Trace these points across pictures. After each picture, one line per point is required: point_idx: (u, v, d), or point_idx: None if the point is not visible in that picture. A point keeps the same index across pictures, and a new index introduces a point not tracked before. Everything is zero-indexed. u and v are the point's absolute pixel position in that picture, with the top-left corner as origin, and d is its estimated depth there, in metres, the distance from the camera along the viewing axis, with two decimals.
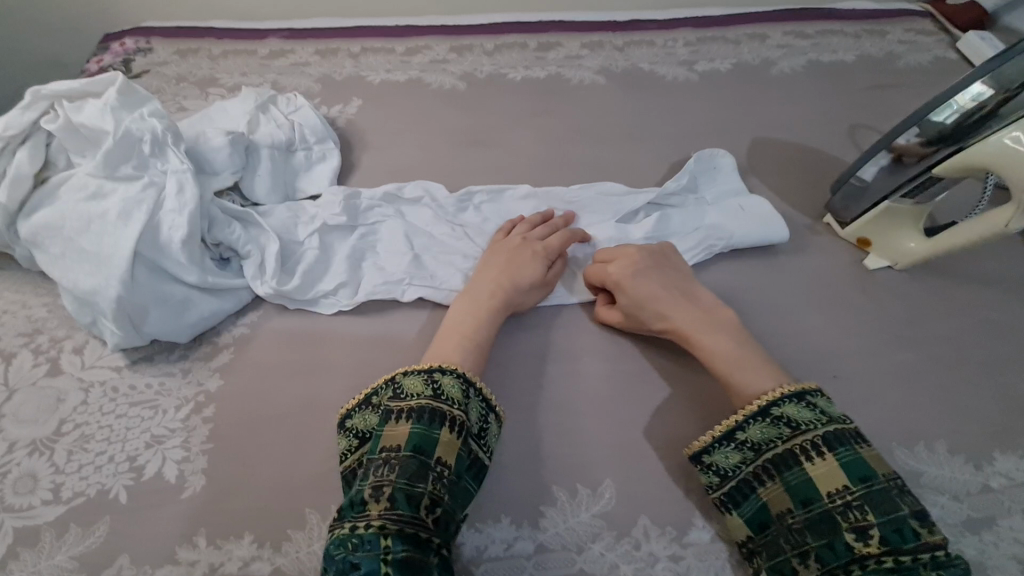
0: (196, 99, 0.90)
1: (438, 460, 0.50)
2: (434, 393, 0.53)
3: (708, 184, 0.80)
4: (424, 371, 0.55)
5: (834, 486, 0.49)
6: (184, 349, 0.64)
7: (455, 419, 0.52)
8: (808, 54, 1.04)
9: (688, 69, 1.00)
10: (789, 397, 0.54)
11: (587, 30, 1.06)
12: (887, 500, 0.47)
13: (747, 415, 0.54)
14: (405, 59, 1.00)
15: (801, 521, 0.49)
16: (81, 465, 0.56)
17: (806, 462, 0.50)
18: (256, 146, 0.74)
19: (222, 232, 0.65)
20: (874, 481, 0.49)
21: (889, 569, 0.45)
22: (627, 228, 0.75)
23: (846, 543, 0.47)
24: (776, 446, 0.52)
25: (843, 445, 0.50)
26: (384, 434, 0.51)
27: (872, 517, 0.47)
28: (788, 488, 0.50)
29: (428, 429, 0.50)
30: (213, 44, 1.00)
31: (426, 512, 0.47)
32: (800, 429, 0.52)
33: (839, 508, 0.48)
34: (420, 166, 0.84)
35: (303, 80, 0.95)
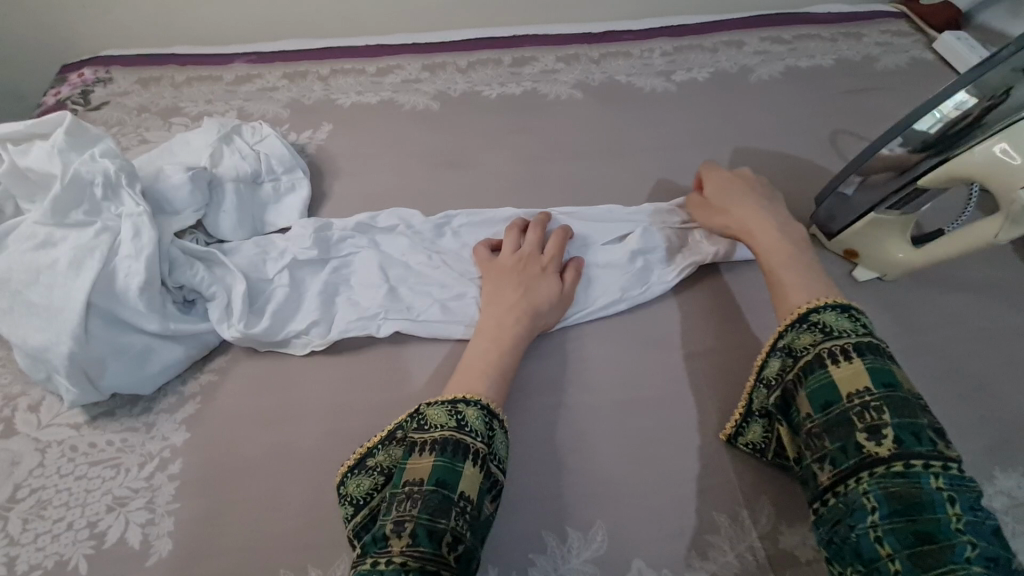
0: (159, 130, 0.87)
1: (462, 494, 0.47)
2: (458, 425, 0.50)
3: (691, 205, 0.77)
4: (446, 402, 0.52)
5: (855, 388, 0.47)
6: (148, 401, 0.60)
7: (479, 451, 0.49)
8: (786, 60, 1.03)
9: (666, 79, 0.99)
10: (830, 308, 0.53)
11: (562, 43, 1.04)
12: (908, 406, 0.46)
13: (788, 324, 0.54)
14: (376, 80, 0.97)
15: (820, 425, 0.48)
16: (37, 534, 0.52)
17: (832, 365, 0.49)
18: (220, 180, 0.71)
19: (183, 274, 0.62)
20: (898, 388, 0.47)
21: (896, 474, 0.43)
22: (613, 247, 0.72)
23: (857, 445, 0.45)
24: (806, 352, 0.51)
25: (874, 355, 0.49)
26: (407, 467, 0.48)
27: (889, 418, 0.45)
28: (810, 394, 0.49)
29: (452, 461, 0.48)
30: (176, 71, 0.96)
31: (448, 549, 0.44)
32: (834, 336, 0.50)
33: (856, 409, 0.46)
34: (395, 192, 0.81)
35: (270, 106, 0.92)
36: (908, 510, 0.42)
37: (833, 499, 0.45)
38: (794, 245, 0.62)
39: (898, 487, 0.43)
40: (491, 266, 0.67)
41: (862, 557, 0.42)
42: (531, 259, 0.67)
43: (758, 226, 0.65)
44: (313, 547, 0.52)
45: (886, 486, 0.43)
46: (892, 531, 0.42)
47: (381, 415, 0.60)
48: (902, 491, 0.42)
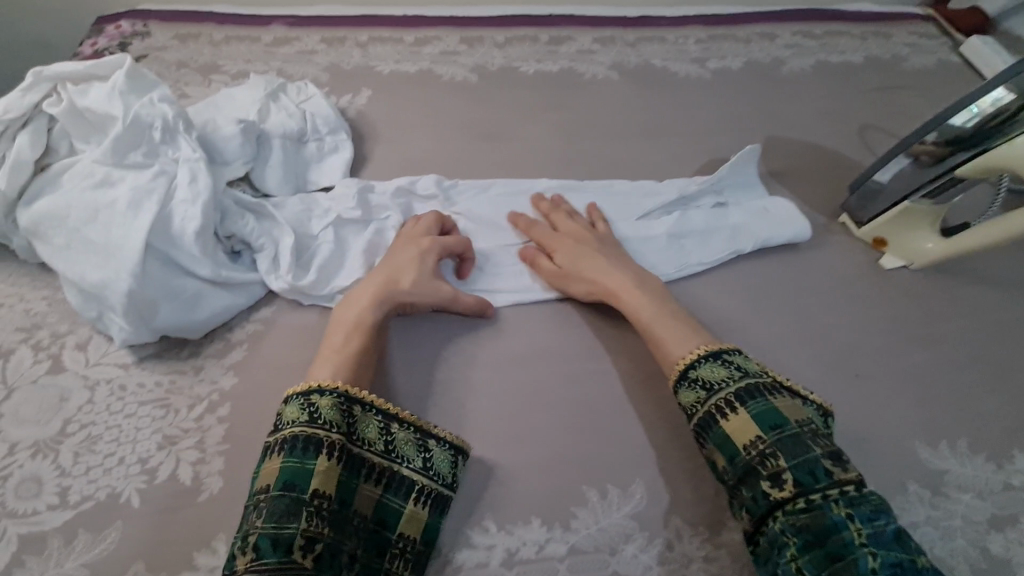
0: (199, 86, 0.87)
1: (314, 492, 0.46)
2: (310, 420, 0.49)
3: (739, 189, 0.79)
4: (298, 396, 0.51)
5: (748, 438, 0.50)
6: (195, 346, 0.61)
7: (332, 444, 0.48)
8: (817, 54, 1.04)
9: (701, 66, 1.00)
10: (705, 358, 0.55)
11: (597, 25, 1.05)
12: (799, 443, 0.48)
13: (675, 380, 0.56)
14: (414, 50, 0.97)
15: (732, 478, 0.50)
16: (89, 467, 0.53)
17: (722, 420, 0.51)
18: (267, 136, 0.71)
19: (235, 224, 0.63)
20: (786, 427, 0.49)
21: (801, 509, 0.46)
22: (647, 225, 0.74)
23: (764, 493, 0.48)
24: (695, 409, 0.53)
25: (754, 398, 0.51)
26: (260, 473, 0.48)
27: (784, 461, 0.48)
28: (714, 447, 0.51)
29: (301, 461, 0.47)
30: (214, 29, 0.96)
31: (301, 553, 0.44)
32: (714, 388, 0.53)
33: (755, 459, 0.49)
34: (435, 159, 0.82)
35: (309, 69, 0.92)
36: (818, 538, 0.44)
37: (760, 540, 0.48)
38: (661, 296, 0.62)
39: (803, 520, 0.45)
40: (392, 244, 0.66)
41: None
42: (409, 239, 0.65)
43: (621, 283, 0.63)
44: None
45: (794, 521, 0.46)
46: (810, 560, 0.44)
47: (424, 369, 0.61)
48: (807, 523, 0.45)
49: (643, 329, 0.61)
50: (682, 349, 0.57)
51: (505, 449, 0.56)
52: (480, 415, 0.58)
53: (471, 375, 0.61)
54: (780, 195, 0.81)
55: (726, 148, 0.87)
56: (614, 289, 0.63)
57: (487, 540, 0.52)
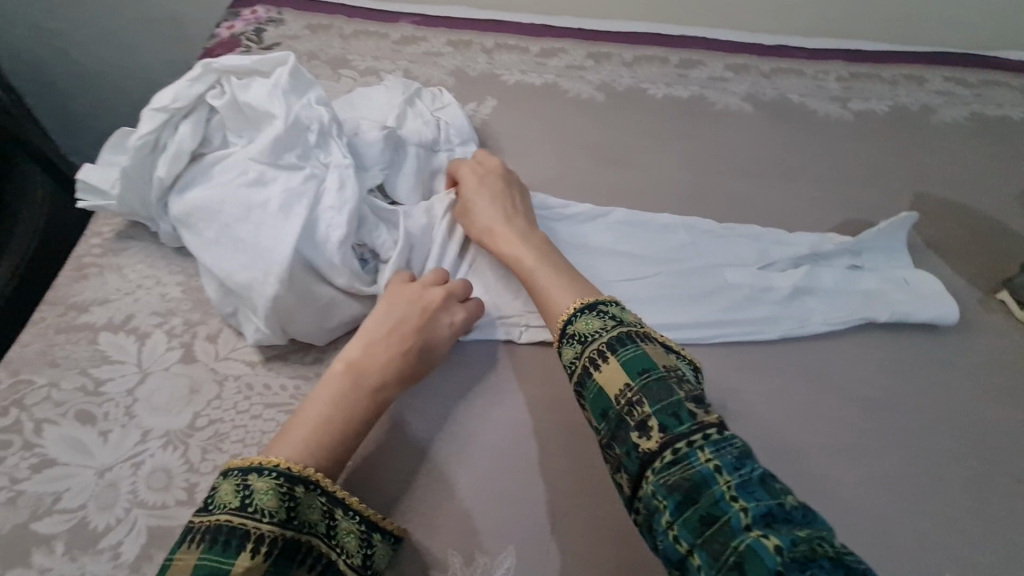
0: (329, 79, 0.87)
1: None
2: (245, 502, 0.42)
3: (881, 255, 0.73)
4: (238, 472, 0.44)
5: (619, 386, 0.46)
6: (319, 352, 0.60)
7: (267, 533, 0.42)
8: (971, 104, 0.96)
9: (841, 106, 0.93)
10: (582, 311, 0.53)
11: (730, 51, 1.00)
12: (665, 388, 0.44)
13: (561, 339, 0.52)
14: (540, 61, 0.95)
15: (607, 435, 0.45)
16: (215, 466, 0.53)
17: (596, 372, 0.48)
18: (403, 143, 0.70)
19: (370, 233, 0.61)
20: (653, 372, 0.45)
21: (670, 463, 0.41)
22: (769, 276, 0.70)
23: (633, 445, 0.43)
24: (574, 365, 0.50)
25: (626, 346, 0.48)
26: (168, 567, 0.40)
27: (648, 407, 0.44)
28: (590, 404, 0.47)
29: (222, 558, 0.40)
30: (344, 22, 0.96)
31: None
32: (588, 341, 0.50)
33: (624, 408, 0.45)
34: (558, 180, 0.79)
35: (435, 71, 0.91)
36: (689, 495, 0.39)
37: (637, 507, 0.42)
38: (542, 246, 0.62)
39: (675, 477, 0.40)
40: (406, 293, 0.58)
41: (673, 561, 0.38)
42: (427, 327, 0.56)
43: (503, 233, 0.63)
44: (479, 533, 0.51)
45: (666, 479, 0.40)
46: (684, 523, 0.39)
47: (548, 409, 0.59)
48: (680, 480, 0.40)
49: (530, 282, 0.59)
50: (565, 302, 0.55)
51: (631, 510, 0.53)
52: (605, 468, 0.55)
53: (596, 422, 0.58)
54: (928, 261, 0.75)
55: (868, 201, 0.81)
56: (497, 235, 0.63)
57: None
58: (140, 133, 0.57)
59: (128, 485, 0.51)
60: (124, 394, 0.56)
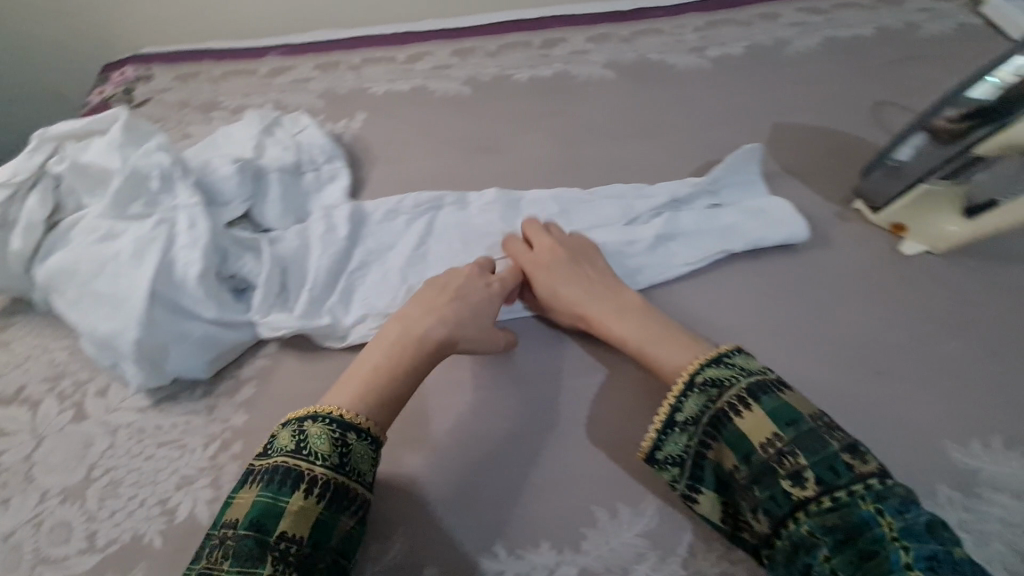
0: (201, 125, 0.89)
1: (282, 534, 0.45)
2: (298, 448, 0.49)
3: (735, 190, 0.77)
4: (293, 422, 0.51)
5: (764, 437, 0.47)
6: (207, 385, 0.63)
7: (314, 478, 0.47)
8: (824, 30, 1.00)
9: (699, 55, 0.97)
10: (707, 364, 0.54)
11: (590, 23, 1.03)
12: (817, 440, 0.46)
13: (680, 391, 0.54)
14: (407, 67, 0.97)
15: (746, 476, 0.47)
16: (113, 511, 0.55)
17: (735, 417, 0.49)
18: (264, 171, 0.72)
19: (236, 263, 0.64)
20: (801, 423, 0.47)
21: (828, 509, 0.43)
22: (635, 229, 0.73)
23: (785, 493, 0.45)
24: (708, 408, 0.51)
25: (766, 394, 0.50)
26: (233, 503, 0.48)
27: (805, 458, 0.45)
28: (725, 444, 0.49)
29: (274, 498, 0.46)
30: (213, 66, 0.99)
31: None
32: (720, 388, 0.51)
33: (773, 456, 0.46)
34: (430, 177, 0.82)
35: (305, 97, 0.93)
36: (846, 538, 0.42)
37: (778, 544, 0.45)
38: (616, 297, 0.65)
39: (832, 519, 0.43)
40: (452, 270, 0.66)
41: None
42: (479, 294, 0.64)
43: (599, 303, 0.64)
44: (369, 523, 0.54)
45: (822, 522, 0.43)
46: (841, 560, 0.41)
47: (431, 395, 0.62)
48: (835, 523, 0.42)
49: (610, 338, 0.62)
50: (683, 358, 0.56)
51: (511, 472, 0.56)
52: (487, 440, 0.58)
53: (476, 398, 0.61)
54: (787, 186, 0.78)
55: (728, 140, 0.84)
56: (587, 314, 0.64)
57: (497, 565, 0.51)
58: None
59: (31, 545, 0.54)
60: (20, 461, 0.58)
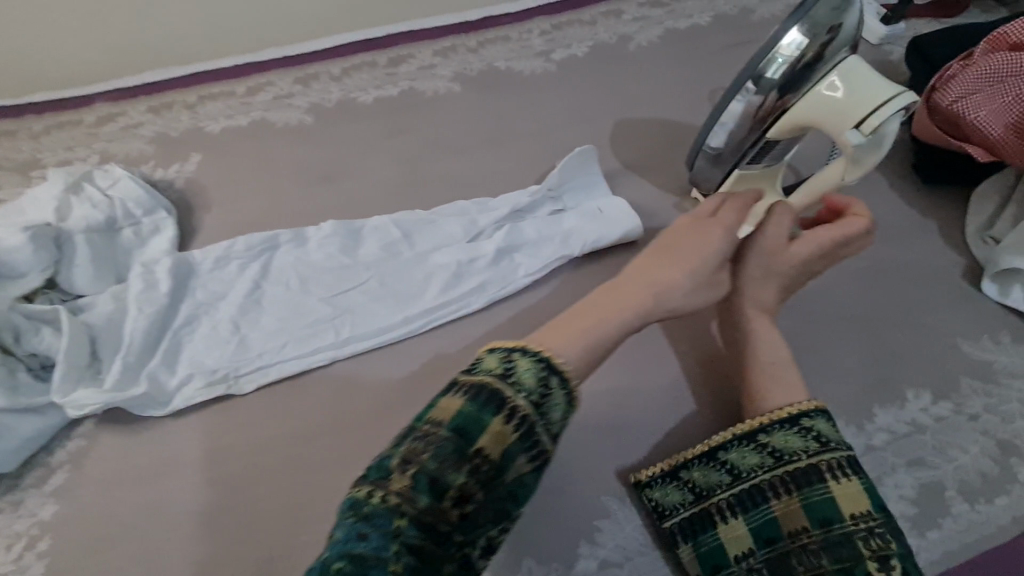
0: (16, 188, 0.82)
1: (480, 450, 0.41)
2: (505, 373, 0.43)
3: (577, 192, 0.76)
4: (501, 350, 0.45)
5: (857, 509, 0.46)
6: (13, 478, 0.57)
7: (516, 409, 0.42)
8: (664, 22, 1.02)
9: (545, 59, 0.97)
10: (818, 413, 0.52)
11: (438, 36, 1.02)
12: (900, 535, 0.45)
13: (776, 420, 0.52)
14: (247, 100, 0.93)
15: (816, 540, 0.46)
16: None
17: (832, 480, 0.48)
18: (68, 234, 0.67)
19: (30, 340, 0.59)
20: (890, 514, 0.47)
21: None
22: (477, 245, 0.71)
23: (865, 570, 0.44)
24: (799, 456, 0.49)
25: (860, 471, 0.48)
26: (437, 404, 0.42)
27: (892, 547, 0.44)
28: (806, 502, 0.48)
29: (480, 411, 0.41)
30: (32, 121, 0.92)
31: (449, 505, 0.39)
32: (827, 445, 0.49)
33: (861, 533, 0.45)
34: (268, 216, 0.78)
35: (134, 143, 0.87)
36: None
37: None
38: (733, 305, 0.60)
39: None
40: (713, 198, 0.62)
41: None
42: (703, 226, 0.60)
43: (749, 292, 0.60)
44: None
45: None
46: None
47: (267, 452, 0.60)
48: None
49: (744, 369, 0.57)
50: (785, 398, 0.54)
51: None
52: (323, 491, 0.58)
53: (313, 448, 0.60)
54: (628, 184, 0.79)
55: (572, 143, 0.85)
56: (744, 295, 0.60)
57: None
58: None
59: None
60: None
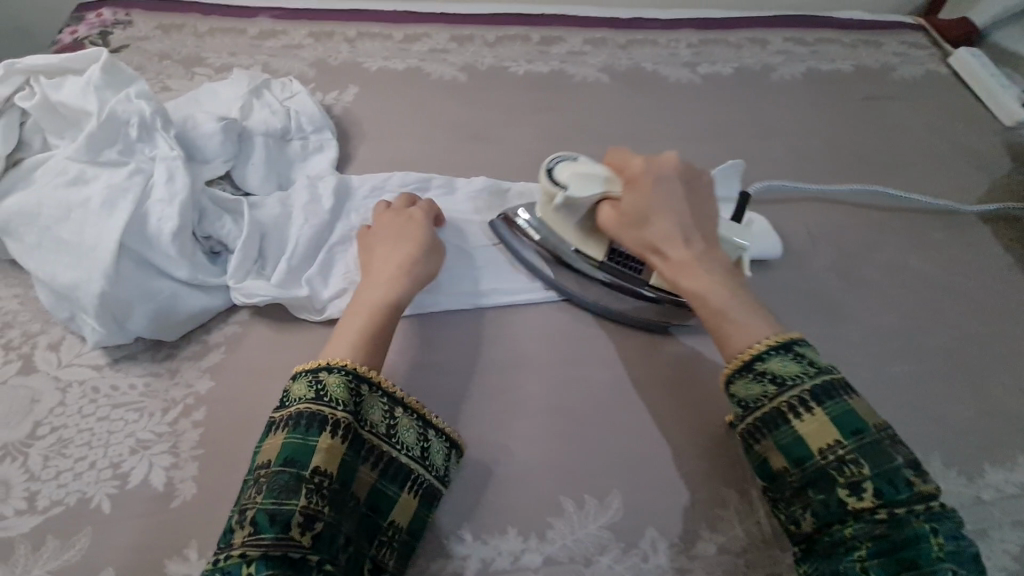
0: (181, 79, 0.85)
1: (315, 469, 0.46)
2: (317, 395, 0.49)
3: None
4: (307, 373, 0.51)
5: (828, 442, 0.47)
6: (171, 348, 0.60)
7: (338, 421, 0.48)
8: (808, 61, 1.04)
9: (691, 70, 1.00)
10: (776, 350, 0.50)
11: (589, 26, 1.05)
12: (880, 453, 0.46)
13: (733, 369, 0.52)
14: (404, 46, 0.96)
15: (800, 479, 0.48)
16: (59, 472, 0.52)
17: (796, 419, 0.49)
18: (249, 133, 0.70)
19: (212, 225, 0.62)
20: (868, 433, 0.47)
21: (880, 519, 0.44)
22: None
23: (841, 501, 0.45)
24: (761, 403, 0.50)
25: (833, 398, 0.49)
26: (262, 449, 0.48)
27: (869, 471, 0.45)
28: (783, 448, 0.49)
29: (303, 438, 0.47)
30: (198, 20, 0.94)
31: (300, 531, 0.44)
32: (781, 387, 0.49)
33: (833, 464, 0.46)
34: (420, 161, 0.81)
35: (295, 64, 0.90)
36: (891, 549, 0.43)
37: (822, 543, 0.46)
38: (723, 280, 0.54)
39: (882, 531, 0.43)
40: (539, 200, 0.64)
41: None
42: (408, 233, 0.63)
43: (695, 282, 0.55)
44: None
45: (870, 532, 0.44)
46: (880, 568, 0.42)
47: (406, 375, 0.61)
48: (886, 533, 0.43)
49: (715, 317, 0.53)
50: (750, 338, 0.52)
51: (482, 458, 0.56)
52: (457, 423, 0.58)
53: (450, 381, 0.61)
54: (763, 206, 0.82)
55: (714, 156, 0.87)
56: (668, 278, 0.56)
57: (462, 549, 0.52)
58: None
59: None
60: None
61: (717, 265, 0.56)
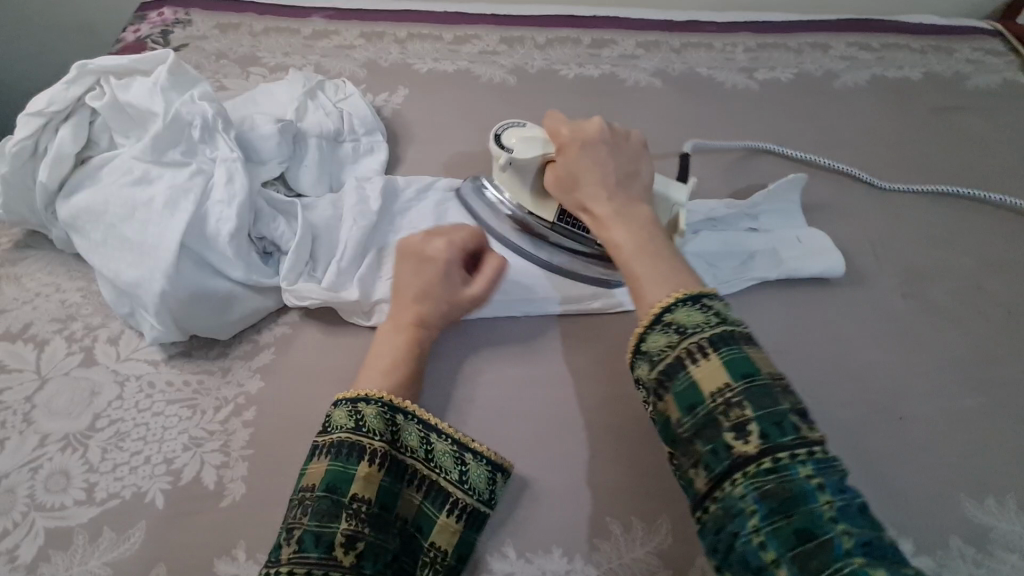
0: (237, 78, 0.86)
1: (355, 495, 0.46)
2: (356, 426, 0.49)
3: (777, 216, 0.75)
4: (346, 402, 0.50)
5: (718, 385, 0.42)
6: (223, 346, 0.61)
7: (378, 451, 0.48)
8: (873, 68, 0.99)
9: (747, 76, 0.96)
10: (684, 302, 0.46)
11: (642, 29, 1.02)
12: (768, 395, 0.41)
13: (646, 324, 0.46)
14: (453, 48, 0.95)
15: (689, 429, 0.42)
16: (116, 464, 0.53)
17: (692, 365, 0.43)
18: (303, 135, 0.70)
19: (267, 226, 0.62)
20: (757, 377, 0.42)
21: (767, 471, 0.38)
22: None
23: (726, 446, 0.40)
24: (664, 354, 0.44)
25: (729, 344, 0.43)
26: (306, 472, 0.48)
27: (750, 412, 0.40)
28: (675, 397, 0.43)
29: (346, 465, 0.47)
30: (254, 19, 0.96)
31: (342, 551, 0.44)
32: (685, 333, 0.44)
33: (720, 408, 0.41)
34: (468, 165, 0.80)
35: (347, 64, 0.91)
36: (784, 507, 0.37)
37: (713, 506, 0.40)
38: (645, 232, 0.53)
39: (770, 485, 0.38)
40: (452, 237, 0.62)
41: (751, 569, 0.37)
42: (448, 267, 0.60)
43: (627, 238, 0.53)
44: None
45: (760, 486, 0.38)
46: (775, 535, 0.37)
47: (452, 384, 0.60)
48: (774, 490, 0.38)
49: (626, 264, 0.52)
50: (659, 291, 0.47)
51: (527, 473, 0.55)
52: (502, 436, 0.57)
53: (497, 393, 0.60)
54: (824, 220, 0.78)
55: (771, 167, 0.84)
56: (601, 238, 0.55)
57: (505, 566, 0.51)
58: (16, 140, 0.58)
59: (27, 489, 0.52)
60: (22, 402, 0.56)
61: (637, 223, 0.54)
